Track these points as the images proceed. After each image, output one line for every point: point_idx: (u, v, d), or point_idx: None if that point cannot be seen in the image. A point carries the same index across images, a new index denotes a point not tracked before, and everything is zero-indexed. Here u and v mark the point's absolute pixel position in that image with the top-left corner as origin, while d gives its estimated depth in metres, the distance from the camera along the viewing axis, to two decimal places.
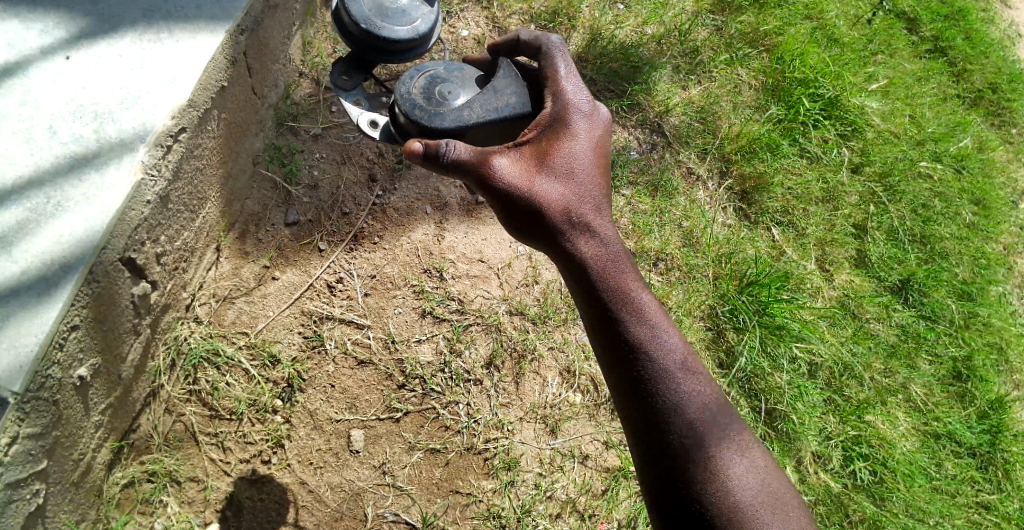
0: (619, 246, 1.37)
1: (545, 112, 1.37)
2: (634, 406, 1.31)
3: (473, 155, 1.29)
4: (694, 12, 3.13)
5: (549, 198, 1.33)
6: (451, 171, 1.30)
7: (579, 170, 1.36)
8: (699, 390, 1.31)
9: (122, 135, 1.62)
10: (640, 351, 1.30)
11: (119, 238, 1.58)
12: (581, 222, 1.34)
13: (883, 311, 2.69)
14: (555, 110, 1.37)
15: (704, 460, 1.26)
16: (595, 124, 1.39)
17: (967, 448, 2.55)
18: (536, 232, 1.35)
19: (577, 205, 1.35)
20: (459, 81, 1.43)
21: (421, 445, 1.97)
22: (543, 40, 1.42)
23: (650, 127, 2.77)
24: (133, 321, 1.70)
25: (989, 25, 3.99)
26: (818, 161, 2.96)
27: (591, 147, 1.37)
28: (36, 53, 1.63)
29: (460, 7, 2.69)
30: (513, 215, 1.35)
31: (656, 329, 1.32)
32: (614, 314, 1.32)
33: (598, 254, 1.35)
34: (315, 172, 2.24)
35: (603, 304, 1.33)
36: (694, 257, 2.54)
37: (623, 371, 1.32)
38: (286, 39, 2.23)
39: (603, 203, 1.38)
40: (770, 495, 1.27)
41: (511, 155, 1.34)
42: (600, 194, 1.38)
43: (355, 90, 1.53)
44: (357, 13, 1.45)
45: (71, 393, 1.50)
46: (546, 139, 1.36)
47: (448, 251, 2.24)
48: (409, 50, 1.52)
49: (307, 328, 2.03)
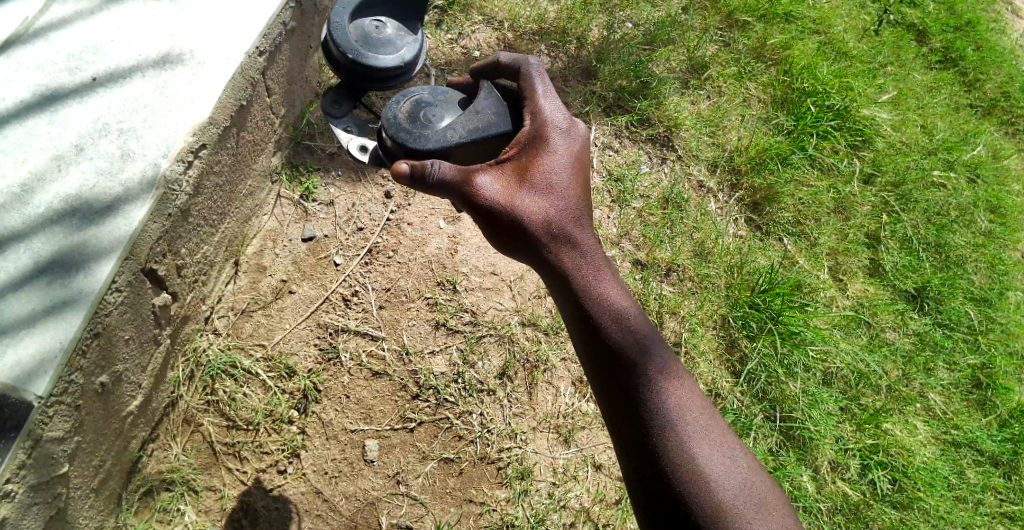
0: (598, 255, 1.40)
1: (525, 129, 1.41)
2: (618, 413, 1.34)
3: (458, 173, 1.32)
4: (703, 28, 3.18)
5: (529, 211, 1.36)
6: (436, 189, 1.33)
7: (560, 183, 1.38)
8: (679, 394, 1.33)
9: (144, 152, 1.69)
10: (620, 358, 1.33)
11: (140, 250, 1.63)
12: (562, 234, 1.37)
13: (899, 321, 2.68)
14: (535, 126, 1.40)
15: (687, 463, 1.26)
16: (574, 139, 1.42)
17: (989, 457, 2.51)
18: (518, 246, 1.39)
19: (558, 218, 1.38)
20: (443, 104, 1.47)
21: (435, 455, 1.98)
22: (521, 62, 1.45)
23: (660, 141, 2.80)
24: (153, 331, 1.75)
25: (1000, 34, 4.00)
26: (829, 172, 2.97)
27: (570, 161, 1.40)
28: (65, 75, 1.72)
29: (472, 28, 2.76)
30: (497, 231, 1.39)
31: (637, 336, 1.35)
32: (597, 323, 1.35)
33: (579, 266, 1.37)
34: (331, 190, 2.29)
35: (584, 314, 1.35)
36: (706, 267, 2.54)
37: (608, 380, 1.34)
38: (303, 60, 2.31)
39: (584, 214, 1.41)
40: (755, 495, 1.27)
41: (493, 173, 1.37)
42: (580, 207, 1.41)
43: (345, 117, 1.58)
44: (344, 43, 1.51)
45: (92, 400, 1.54)
46: (526, 155, 1.39)
47: (461, 264, 2.27)
48: (398, 76, 1.59)
49: (323, 340, 2.07)
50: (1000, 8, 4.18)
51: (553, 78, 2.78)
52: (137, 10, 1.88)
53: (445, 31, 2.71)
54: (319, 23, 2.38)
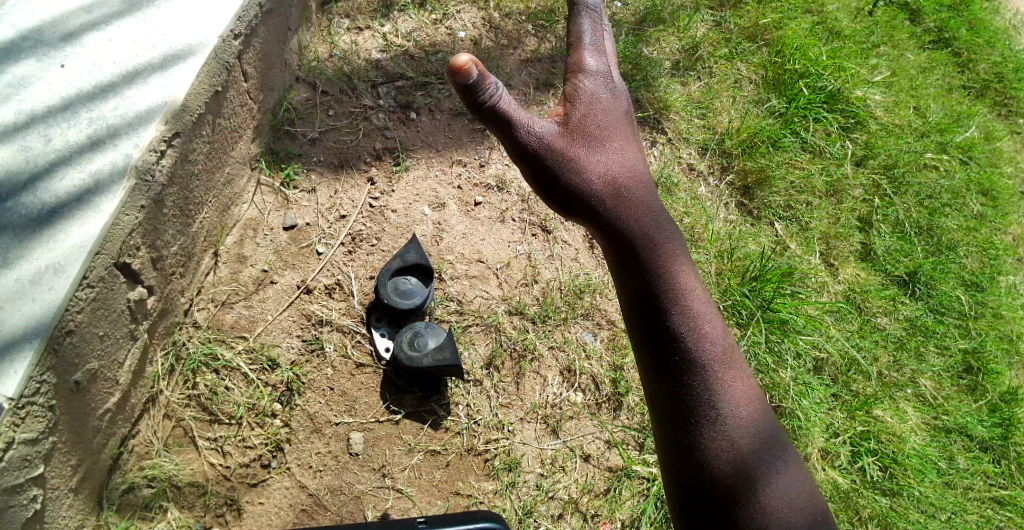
0: (670, 229, 1.34)
1: (584, 91, 1.33)
2: (668, 397, 1.29)
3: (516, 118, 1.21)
4: (694, 8, 3.12)
5: (594, 171, 1.30)
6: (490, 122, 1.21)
7: (617, 153, 1.34)
8: (733, 386, 1.30)
9: (116, 142, 1.65)
10: (678, 343, 1.27)
11: (113, 243, 1.58)
12: (622, 207, 1.31)
13: (890, 306, 2.66)
14: (590, 92, 1.33)
15: (734, 458, 1.27)
16: (624, 109, 1.38)
17: (979, 443, 2.50)
18: (586, 203, 1.31)
19: (618, 188, 1.32)
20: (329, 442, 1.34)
21: (421, 447, 1.95)
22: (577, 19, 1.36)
23: (650, 123, 2.74)
24: (129, 326, 1.70)
25: (993, 14, 3.97)
26: (821, 155, 2.93)
27: (624, 131, 1.36)
28: (32, 62, 1.67)
29: (456, 8, 2.69)
30: (556, 192, 1.30)
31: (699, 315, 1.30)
32: (657, 302, 1.29)
33: (641, 242, 1.31)
34: (313, 176, 2.23)
35: (643, 290, 1.29)
36: (695, 253, 2.49)
37: (659, 362, 1.29)
38: (281, 43, 2.24)
39: (639, 184, 1.35)
40: (793, 490, 1.30)
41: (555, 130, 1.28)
42: (635, 178, 1.35)
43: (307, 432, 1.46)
44: None
45: (67, 399, 1.50)
46: (586, 119, 1.32)
47: (446, 252, 2.23)
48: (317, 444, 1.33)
49: (306, 331, 2.02)
50: None
51: (540, 59, 2.71)
52: None
53: (429, 11, 2.64)
54: (297, 5, 2.31)
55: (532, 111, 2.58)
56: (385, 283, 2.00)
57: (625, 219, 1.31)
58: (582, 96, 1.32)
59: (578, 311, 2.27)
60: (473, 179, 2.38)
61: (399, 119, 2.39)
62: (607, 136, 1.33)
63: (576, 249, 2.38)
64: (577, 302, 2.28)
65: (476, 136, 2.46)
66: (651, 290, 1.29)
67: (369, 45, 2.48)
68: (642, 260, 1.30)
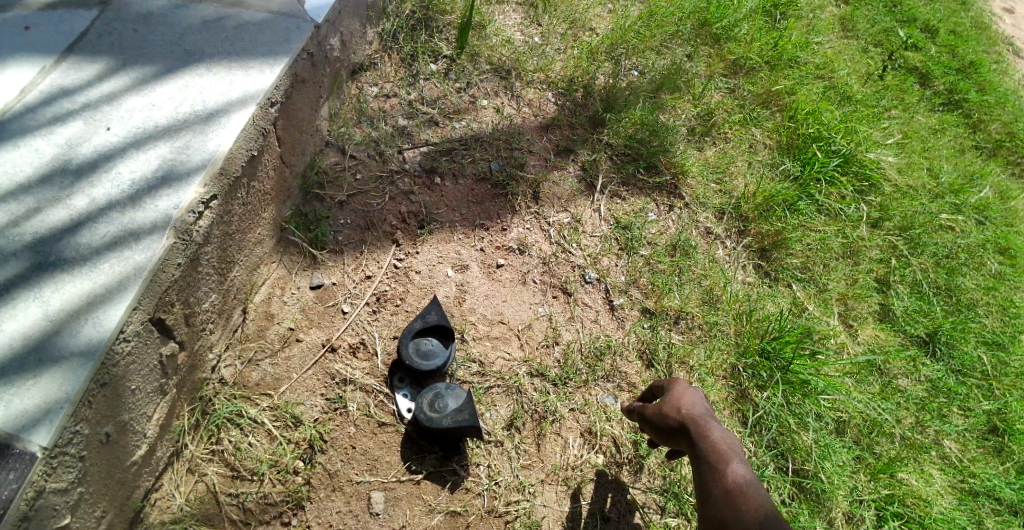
0: (732, 441, 1.60)
1: (672, 387, 1.78)
2: None
3: (649, 424, 1.77)
4: (707, 77, 3.25)
5: (675, 421, 1.68)
6: (643, 425, 1.81)
7: (694, 407, 1.68)
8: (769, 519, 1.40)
9: (156, 203, 1.73)
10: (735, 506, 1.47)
11: (149, 299, 1.64)
12: (697, 432, 1.62)
13: (911, 368, 2.65)
14: (671, 389, 1.77)
15: None
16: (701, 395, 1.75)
17: (1008, 507, 2.42)
18: (683, 441, 1.66)
19: (694, 421, 1.64)
20: None
21: (441, 507, 1.94)
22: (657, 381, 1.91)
23: (667, 188, 2.81)
24: (160, 381, 1.73)
25: (1002, 76, 4.08)
26: (837, 217, 2.98)
27: (700, 398, 1.72)
28: (81, 125, 1.80)
29: (480, 78, 2.84)
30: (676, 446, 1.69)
31: (726, 458, 1.55)
32: (717, 485, 1.52)
33: (709, 447, 1.58)
34: (340, 237, 2.31)
35: (711, 482, 1.53)
36: (715, 315, 2.51)
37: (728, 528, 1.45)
38: (314, 110, 2.35)
39: (714, 420, 1.65)
40: None
41: (656, 410, 1.75)
42: (714, 421, 1.65)
43: None
44: None
45: (97, 450, 1.53)
46: (672, 399, 1.73)
47: (468, 313, 2.27)
48: None
49: (330, 390, 2.05)
50: (1001, 50, 4.32)
51: (559, 126, 2.82)
52: (153, 64, 1.98)
53: (453, 81, 2.79)
54: (330, 74, 2.44)
55: (553, 175, 2.66)
56: (408, 344, 2.02)
57: (698, 438, 1.61)
58: (670, 391, 1.77)
59: (599, 373, 2.29)
60: (495, 241, 2.45)
61: (424, 183, 2.49)
62: (685, 400, 1.71)
63: (597, 311, 2.41)
64: (597, 365, 2.30)
65: (498, 200, 2.54)
66: (709, 476, 1.54)
67: (396, 112, 2.63)
68: (705, 459, 1.57)
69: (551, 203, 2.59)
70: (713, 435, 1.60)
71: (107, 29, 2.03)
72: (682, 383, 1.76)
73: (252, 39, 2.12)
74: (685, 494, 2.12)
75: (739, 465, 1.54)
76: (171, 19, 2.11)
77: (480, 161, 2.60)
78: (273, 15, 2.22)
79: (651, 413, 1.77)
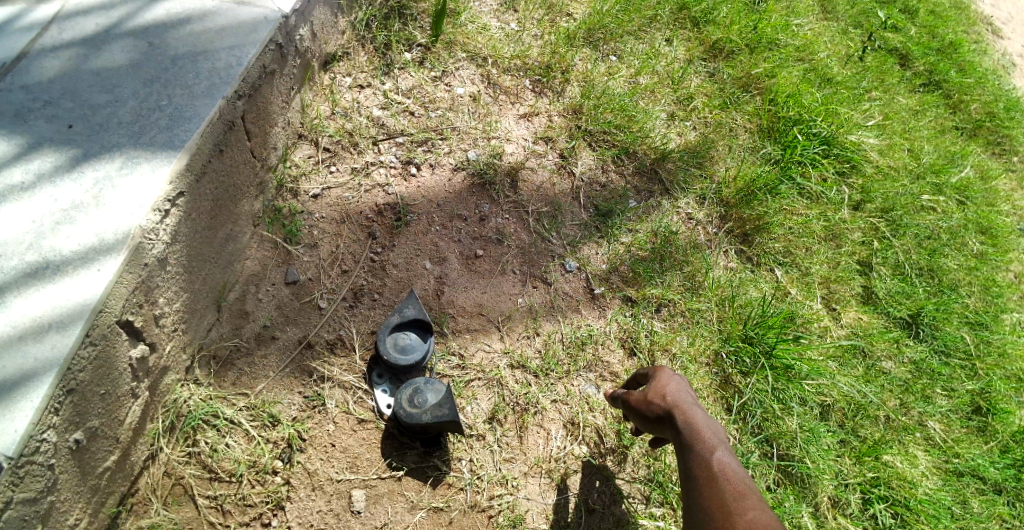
0: (716, 428, 1.58)
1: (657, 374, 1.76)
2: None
3: (633, 412, 1.75)
4: (686, 61, 3.23)
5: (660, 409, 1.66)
6: (628, 414, 1.79)
7: (679, 395, 1.66)
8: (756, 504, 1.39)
9: (121, 201, 1.67)
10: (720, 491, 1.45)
11: (116, 301, 1.59)
12: (682, 419, 1.60)
13: (895, 350, 2.64)
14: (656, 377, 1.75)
15: None
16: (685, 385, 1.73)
17: (991, 485, 2.44)
18: (668, 427, 1.63)
19: (679, 409, 1.62)
20: None
21: (424, 504, 1.91)
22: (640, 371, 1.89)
23: (647, 174, 2.78)
24: (130, 384, 1.69)
25: (981, 56, 4.09)
26: (819, 199, 2.97)
27: (685, 385, 1.70)
28: (41, 123, 1.74)
29: (455, 65, 2.79)
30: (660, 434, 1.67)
31: (712, 445, 1.53)
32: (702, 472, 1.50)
33: (694, 433, 1.56)
34: (315, 231, 2.26)
35: (695, 468, 1.51)
36: (697, 302, 2.49)
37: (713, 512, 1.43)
38: (285, 103, 2.30)
39: (699, 407, 1.64)
40: None
41: (641, 398, 1.73)
42: (699, 409, 1.63)
43: None
44: None
45: (66, 458, 1.49)
46: (657, 386, 1.72)
47: (447, 306, 2.23)
48: None
49: (307, 387, 2.02)
50: (980, 30, 4.33)
51: (537, 114, 2.78)
52: (116, 59, 1.92)
53: (428, 70, 2.75)
54: (300, 64, 2.38)
55: (531, 163, 2.63)
56: (386, 339, 1.99)
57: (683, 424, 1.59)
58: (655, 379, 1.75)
59: (581, 363, 2.27)
60: (474, 232, 2.40)
61: (400, 174, 2.45)
62: (670, 387, 1.69)
63: (577, 301, 2.39)
64: (578, 355, 2.28)
65: (475, 190, 2.49)
66: (693, 463, 1.52)
67: (370, 103, 2.59)
68: (690, 446, 1.55)
69: (530, 192, 2.56)
70: (699, 423, 1.58)
71: (68, 24, 1.96)
72: (667, 371, 1.75)
73: (218, 31, 2.06)
74: (670, 483, 2.11)
75: (724, 452, 1.53)
76: (133, 12, 2.04)
77: (457, 151, 2.55)
78: (240, 6, 2.15)
79: (635, 401, 1.75)
